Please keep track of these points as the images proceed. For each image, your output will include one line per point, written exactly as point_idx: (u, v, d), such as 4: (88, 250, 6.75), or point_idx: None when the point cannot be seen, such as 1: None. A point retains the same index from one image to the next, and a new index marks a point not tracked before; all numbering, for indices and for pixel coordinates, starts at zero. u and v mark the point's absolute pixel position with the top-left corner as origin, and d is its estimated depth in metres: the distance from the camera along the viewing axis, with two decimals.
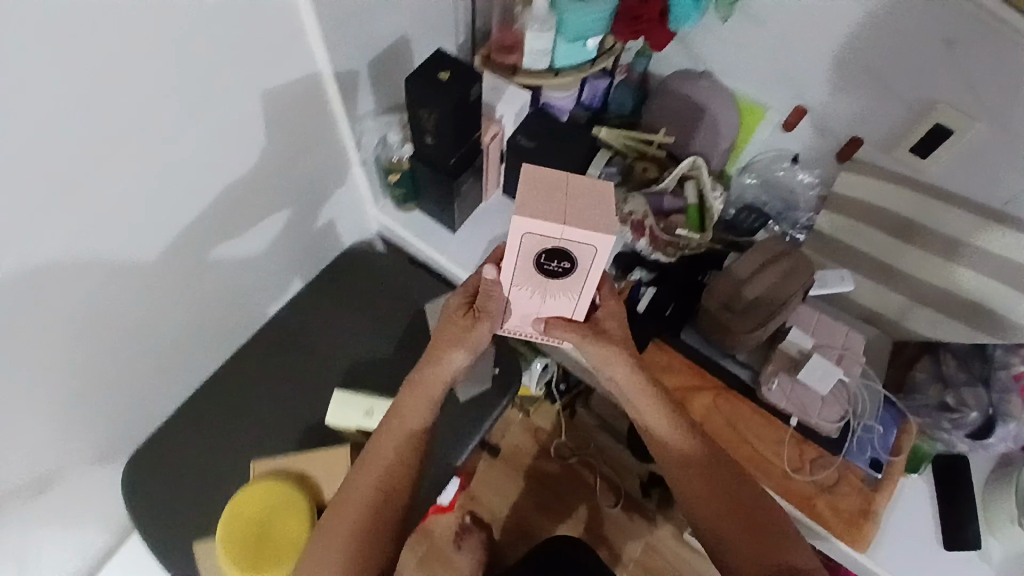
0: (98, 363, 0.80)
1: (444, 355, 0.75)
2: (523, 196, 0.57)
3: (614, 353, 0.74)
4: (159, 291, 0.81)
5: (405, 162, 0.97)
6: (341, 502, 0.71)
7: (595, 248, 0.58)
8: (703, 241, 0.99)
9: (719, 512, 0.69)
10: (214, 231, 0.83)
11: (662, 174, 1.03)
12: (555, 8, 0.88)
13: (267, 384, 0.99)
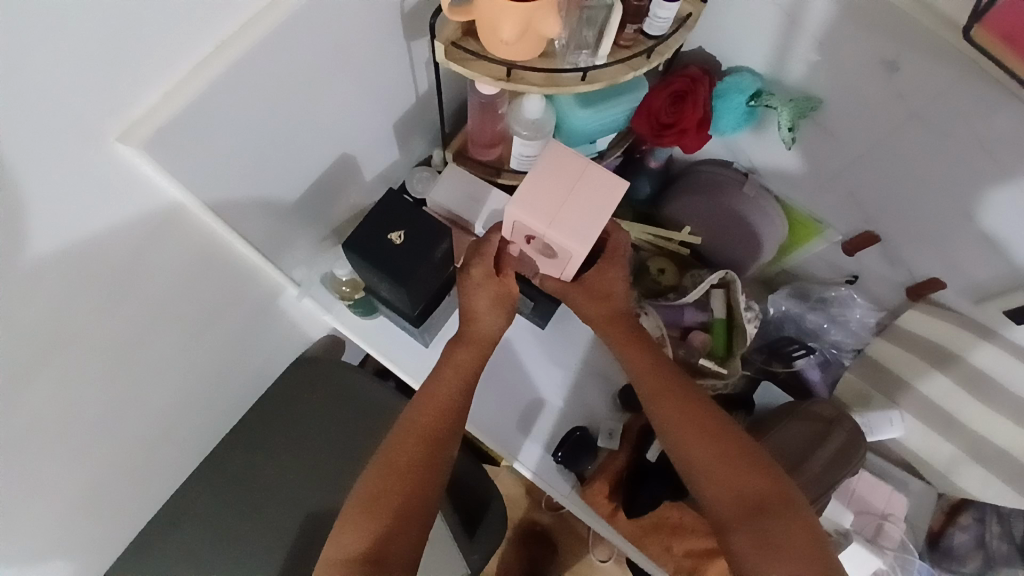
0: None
1: (478, 314, 0.68)
2: (524, 185, 0.61)
3: (599, 313, 0.69)
4: (56, 493, 0.66)
5: (359, 291, 0.75)
6: (392, 442, 0.62)
7: (570, 253, 0.61)
8: (728, 381, 0.79)
9: (688, 430, 0.61)
10: (107, 420, 0.65)
11: (683, 282, 0.83)
12: (554, 108, 0.64)
13: (209, 529, 0.85)
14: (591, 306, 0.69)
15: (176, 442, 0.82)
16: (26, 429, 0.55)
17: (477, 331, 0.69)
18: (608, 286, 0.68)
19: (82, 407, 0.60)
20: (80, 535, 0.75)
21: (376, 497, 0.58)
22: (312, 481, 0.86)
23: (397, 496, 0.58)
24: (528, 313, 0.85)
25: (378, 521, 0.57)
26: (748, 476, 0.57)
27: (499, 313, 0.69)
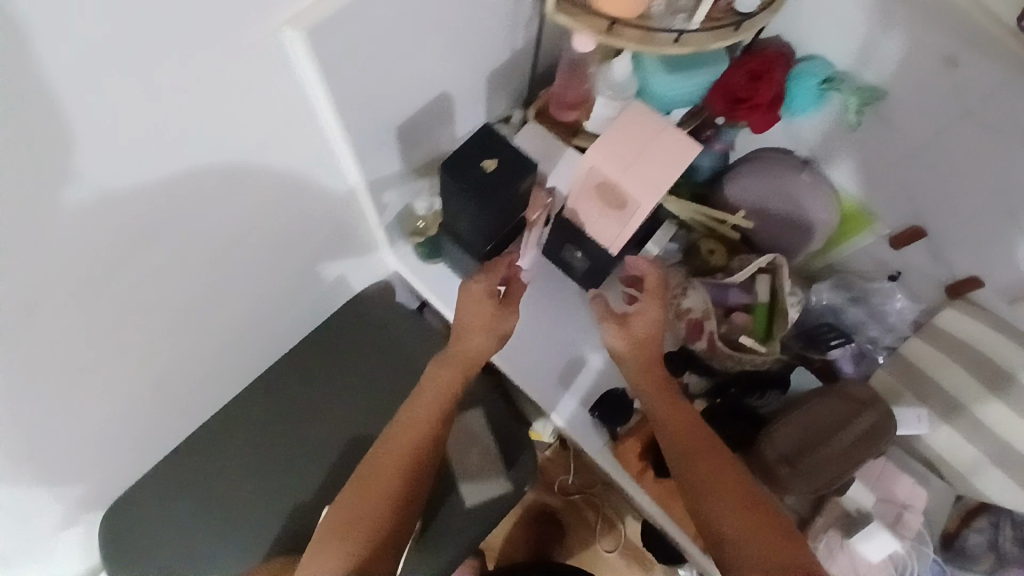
0: (66, 440, 0.71)
1: (469, 331, 0.75)
2: (607, 135, 0.66)
3: (632, 348, 0.77)
4: (132, 370, 0.70)
5: (433, 229, 0.82)
6: (368, 473, 0.69)
7: (637, 204, 0.66)
8: (767, 356, 0.83)
9: (710, 486, 0.66)
10: (193, 308, 0.69)
11: (731, 263, 0.87)
12: (640, 75, 0.70)
13: (254, 446, 0.89)
14: (629, 351, 0.77)
15: (234, 354, 0.86)
16: (136, 298, 0.60)
17: (466, 346, 0.75)
18: (642, 327, 0.77)
19: (181, 288, 0.65)
20: (130, 423, 0.80)
21: (352, 519, 0.66)
22: (353, 415, 0.90)
23: (371, 521, 0.66)
24: (579, 278, 0.88)
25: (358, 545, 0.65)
26: (765, 535, 0.62)
27: (490, 332, 0.74)
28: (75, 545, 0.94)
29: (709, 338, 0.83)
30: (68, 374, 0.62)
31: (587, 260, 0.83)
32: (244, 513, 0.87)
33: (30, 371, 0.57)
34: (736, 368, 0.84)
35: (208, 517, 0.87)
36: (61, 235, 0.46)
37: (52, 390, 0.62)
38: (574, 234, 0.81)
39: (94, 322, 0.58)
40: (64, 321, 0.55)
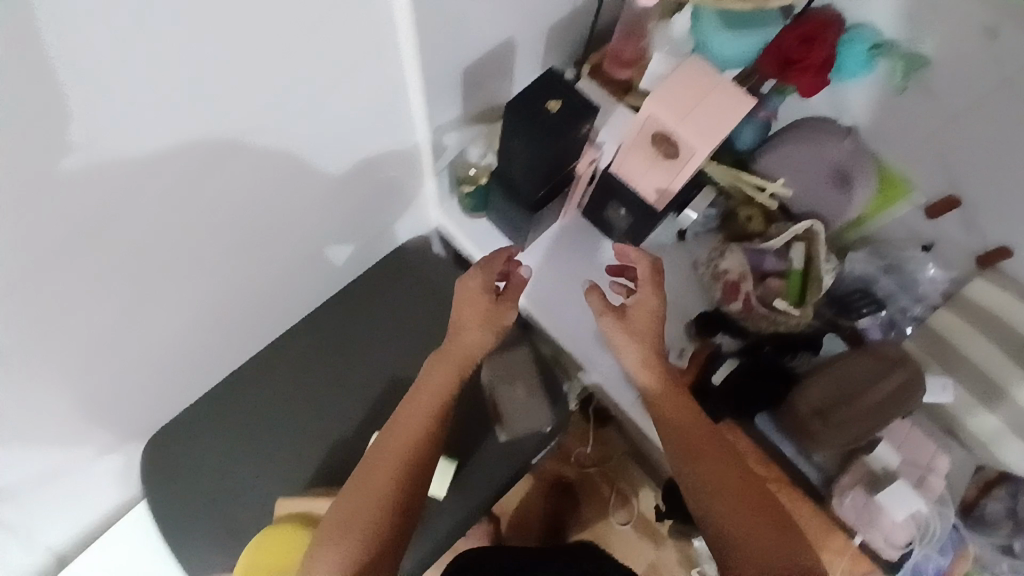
0: (123, 358, 0.73)
1: (466, 326, 0.76)
2: (665, 85, 0.69)
3: (632, 339, 0.78)
4: (193, 290, 0.72)
5: (484, 178, 0.84)
6: (372, 465, 0.68)
7: (693, 151, 0.69)
8: (801, 320, 0.85)
9: (719, 495, 0.69)
10: (256, 234, 0.72)
11: (769, 229, 0.88)
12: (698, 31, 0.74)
13: (295, 386, 0.91)
14: (635, 345, 0.78)
15: (281, 293, 0.88)
16: (210, 215, 0.62)
17: (462, 341, 0.76)
18: (644, 320, 0.78)
19: (251, 212, 0.67)
20: (180, 353, 0.82)
21: (354, 521, 0.64)
22: (390, 361, 0.93)
23: (377, 523, 0.65)
24: (620, 237, 0.90)
25: (367, 537, 0.64)
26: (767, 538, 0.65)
27: (486, 325, 0.76)
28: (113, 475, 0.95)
29: (744, 300, 0.86)
30: (142, 286, 0.65)
31: (630, 218, 0.85)
32: (285, 448, 0.90)
33: (108, 284, 0.60)
34: (770, 329, 0.87)
35: (249, 451, 0.89)
36: (162, 137, 0.49)
37: (124, 299, 0.64)
38: (618, 191, 0.82)
39: (172, 232, 0.60)
40: (147, 226, 0.57)
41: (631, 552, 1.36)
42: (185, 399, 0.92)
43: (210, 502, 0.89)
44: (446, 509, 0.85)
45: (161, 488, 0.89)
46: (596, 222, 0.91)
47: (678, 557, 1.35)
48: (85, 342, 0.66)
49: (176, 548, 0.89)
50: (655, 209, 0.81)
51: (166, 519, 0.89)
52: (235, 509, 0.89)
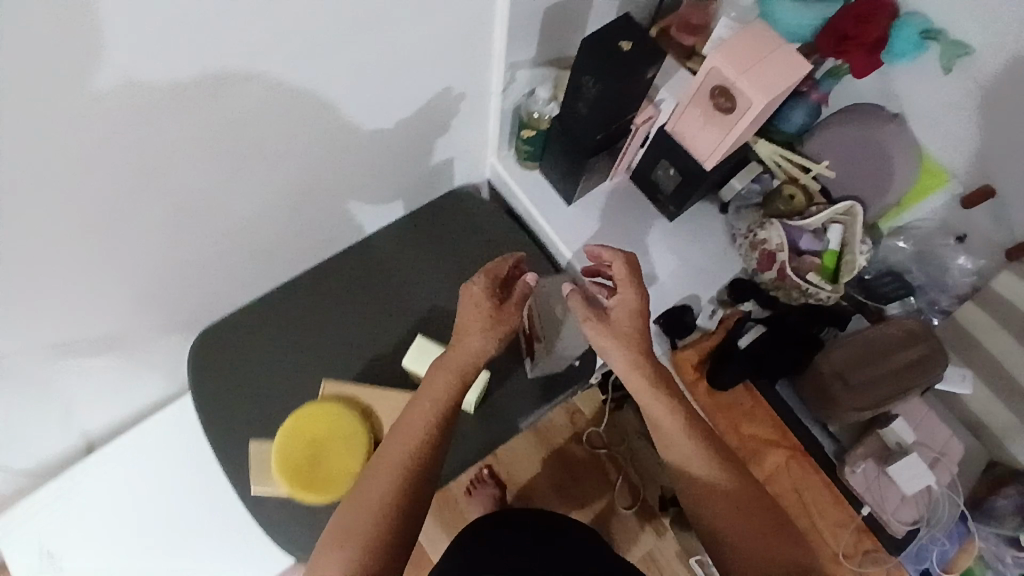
0: (190, 227, 0.77)
1: (464, 335, 0.72)
2: (731, 41, 0.74)
3: (627, 347, 0.72)
4: (263, 168, 0.76)
5: (545, 122, 0.88)
6: (369, 481, 0.66)
7: (750, 103, 0.74)
8: (830, 294, 0.87)
9: (757, 533, 0.64)
10: (330, 124, 0.76)
11: (810, 207, 0.90)
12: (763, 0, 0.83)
13: (340, 304, 0.94)
14: (618, 347, 0.73)
15: (338, 207, 0.92)
16: (296, 80, 0.66)
17: (464, 348, 0.71)
18: (638, 329, 0.74)
19: (331, 93, 0.71)
20: (238, 244, 0.86)
21: (357, 535, 0.63)
22: (433, 292, 0.96)
23: (377, 534, 0.63)
24: (664, 201, 0.93)
25: (363, 559, 0.62)
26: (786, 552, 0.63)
27: (487, 333, 0.71)
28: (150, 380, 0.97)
29: (779, 269, 0.87)
30: (223, 145, 0.68)
31: (679, 177, 0.88)
32: (323, 360, 0.92)
33: (209, 120, 0.64)
34: (799, 301, 0.89)
35: (285, 359, 0.92)
36: None
37: (206, 156, 0.68)
38: (672, 149, 0.86)
39: (260, 87, 0.64)
40: (242, 69, 0.61)
41: (631, 538, 1.36)
42: (233, 305, 0.95)
43: (243, 403, 0.90)
44: (471, 434, 0.89)
45: (203, 386, 0.90)
46: (643, 186, 0.94)
47: (676, 548, 1.35)
48: (162, 193, 0.69)
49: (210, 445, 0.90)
50: (704, 168, 0.86)
51: (205, 417, 0.90)
52: (271, 414, 0.90)
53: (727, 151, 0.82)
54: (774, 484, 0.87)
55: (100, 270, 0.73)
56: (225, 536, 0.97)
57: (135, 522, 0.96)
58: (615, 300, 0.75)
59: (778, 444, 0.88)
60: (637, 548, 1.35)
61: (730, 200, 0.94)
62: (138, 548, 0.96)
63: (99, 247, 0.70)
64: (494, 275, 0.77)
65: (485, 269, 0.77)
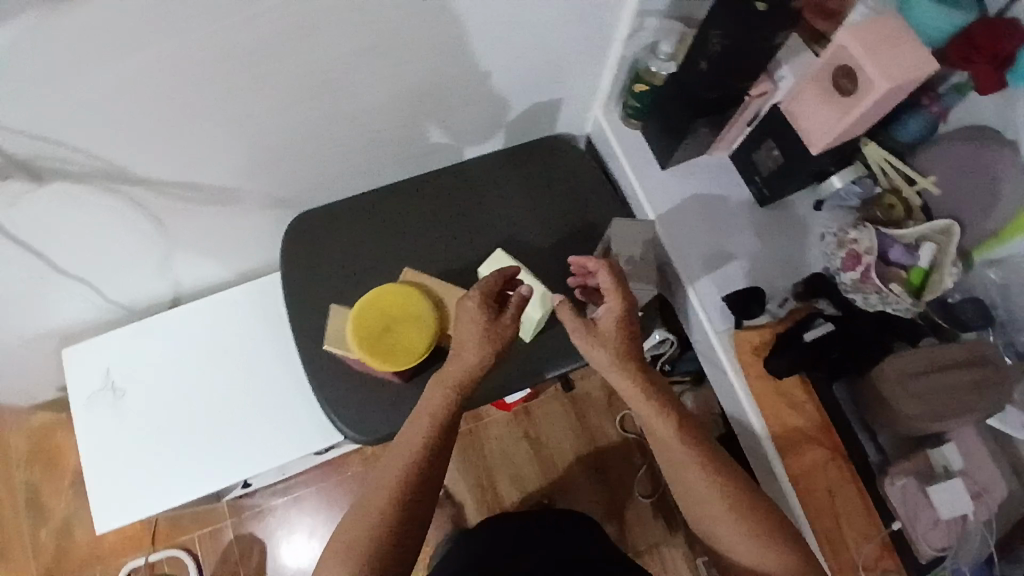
0: (311, 104, 0.80)
1: (462, 352, 0.75)
2: (866, 24, 0.75)
3: (619, 359, 0.75)
4: (390, 61, 0.79)
5: (661, 79, 0.89)
6: (369, 496, 0.73)
7: (873, 87, 0.74)
8: (909, 307, 0.85)
9: (763, 552, 0.73)
10: (461, 29, 0.78)
11: (907, 221, 0.90)
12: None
13: (428, 218, 0.98)
14: (603, 354, 0.75)
15: (444, 124, 0.94)
16: None
17: (463, 362, 0.75)
18: (627, 344, 0.75)
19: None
20: (347, 136, 0.89)
21: (377, 528, 0.71)
22: (512, 227, 0.98)
23: (391, 524, 0.71)
24: (759, 182, 0.93)
25: (388, 538, 0.71)
26: (772, 552, 0.72)
27: (482, 348, 0.74)
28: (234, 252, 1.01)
29: (863, 270, 0.86)
30: (362, 21, 0.71)
31: (780, 159, 0.89)
32: (399, 265, 0.96)
33: None
34: (876, 308, 0.86)
35: (363, 256, 0.96)
36: None
37: (348, 29, 0.71)
38: (781, 128, 0.86)
39: None
40: None
41: (641, 526, 1.31)
42: (325, 197, 0.99)
43: (318, 288, 0.94)
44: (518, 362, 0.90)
45: (290, 264, 0.94)
46: (742, 165, 0.94)
47: (685, 551, 1.30)
48: (298, 60, 0.73)
49: (287, 320, 0.94)
50: (808, 153, 0.85)
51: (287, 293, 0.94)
52: (339, 305, 0.93)
53: (832, 142, 0.81)
54: (808, 482, 0.85)
55: (227, 123, 0.77)
56: (282, 411, 0.99)
57: (194, 382, 0.98)
58: (605, 309, 0.76)
59: (820, 442, 0.86)
60: (646, 539, 1.31)
61: (827, 199, 0.94)
62: (198, 401, 0.98)
63: (230, 98, 0.74)
64: (487, 287, 0.76)
65: (474, 286, 0.76)
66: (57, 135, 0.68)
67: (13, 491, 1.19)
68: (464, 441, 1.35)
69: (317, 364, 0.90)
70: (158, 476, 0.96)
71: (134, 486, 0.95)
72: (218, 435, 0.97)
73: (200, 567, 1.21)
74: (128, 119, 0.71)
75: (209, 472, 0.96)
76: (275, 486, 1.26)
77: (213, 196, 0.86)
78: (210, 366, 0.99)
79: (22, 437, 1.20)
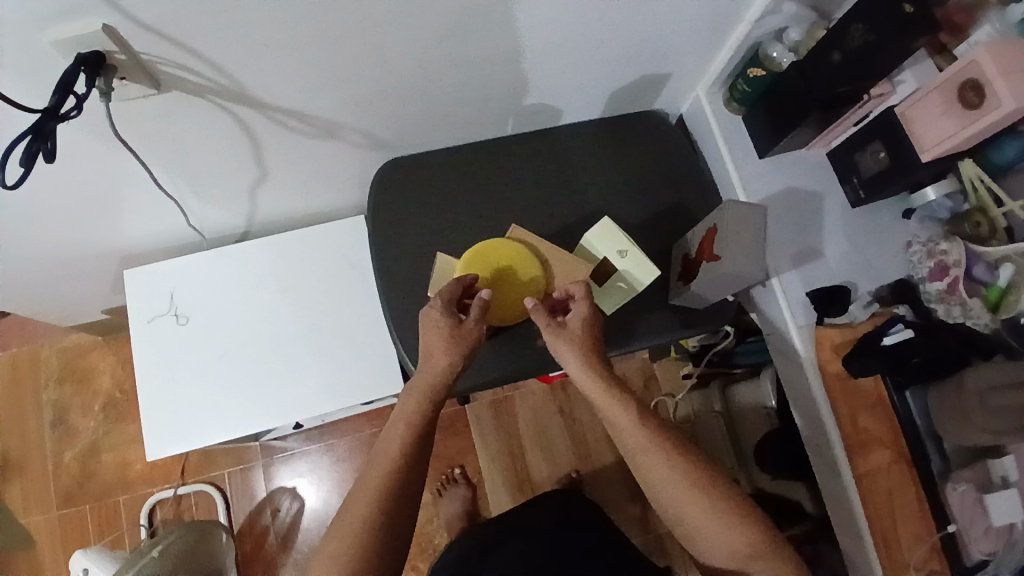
0: (435, 47, 0.76)
1: (432, 356, 0.73)
2: (1006, 39, 0.73)
3: (576, 347, 0.72)
4: (524, 14, 0.75)
5: (782, 67, 0.90)
6: (347, 510, 0.69)
7: (995, 106, 0.74)
8: (987, 324, 0.86)
9: (733, 542, 0.67)
10: None
11: (994, 240, 0.87)
12: None
13: (521, 177, 0.95)
14: (568, 351, 0.73)
15: (553, 86, 0.92)
16: None
17: (431, 369, 0.73)
18: (589, 335, 0.74)
19: None
20: (457, 86, 0.85)
21: (361, 540, 0.66)
22: (599, 196, 0.95)
23: (369, 530, 0.67)
24: (856, 184, 0.94)
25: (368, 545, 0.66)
26: (734, 532, 0.67)
27: (450, 352, 0.73)
28: (316, 190, 0.98)
29: (950, 282, 0.88)
30: None
31: (886, 163, 0.89)
32: (490, 223, 0.93)
33: None
34: (956, 321, 0.88)
35: (454, 208, 0.93)
36: None
37: None
38: (893, 131, 0.86)
39: None
40: None
41: None
42: (419, 145, 0.96)
43: (405, 236, 0.92)
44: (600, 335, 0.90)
45: (380, 208, 0.92)
46: (841, 163, 0.96)
47: None
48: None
49: (372, 265, 0.92)
50: (915, 160, 0.85)
51: (375, 238, 0.92)
52: (427, 255, 0.92)
53: (943, 152, 0.81)
54: (870, 483, 0.88)
55: (350, 54, 0.73)
56: (352, 357, 0.98)
57: (264, 319, 0.98)
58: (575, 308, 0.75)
59: (887, 445, 0.89)
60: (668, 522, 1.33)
61: (918, 209, 0.95)
62: (264, 340, 0.97)
63: (363, 28, 0.69)
64: (450, 294, 0.76)
65: (437, 293, 0.76)
66: (189, 42, 0.64)
67: (40, 408, 1.21)
68: (498, 408, 1.36)
69: (402, 314, 0.89)
70: (214, 407, 0.95)
71: (190, 415, 0.94)
72: (284, 374, 0.96)
73: (227, 504, 1.21)
74: (260, 37, 0.67)
75: (268, 411, 0.95)
76: (311, 431, 1.24)
77: (316, 130, 0.84)
78: (285, 303, 0.98)
79: (54, 355, 1.23)
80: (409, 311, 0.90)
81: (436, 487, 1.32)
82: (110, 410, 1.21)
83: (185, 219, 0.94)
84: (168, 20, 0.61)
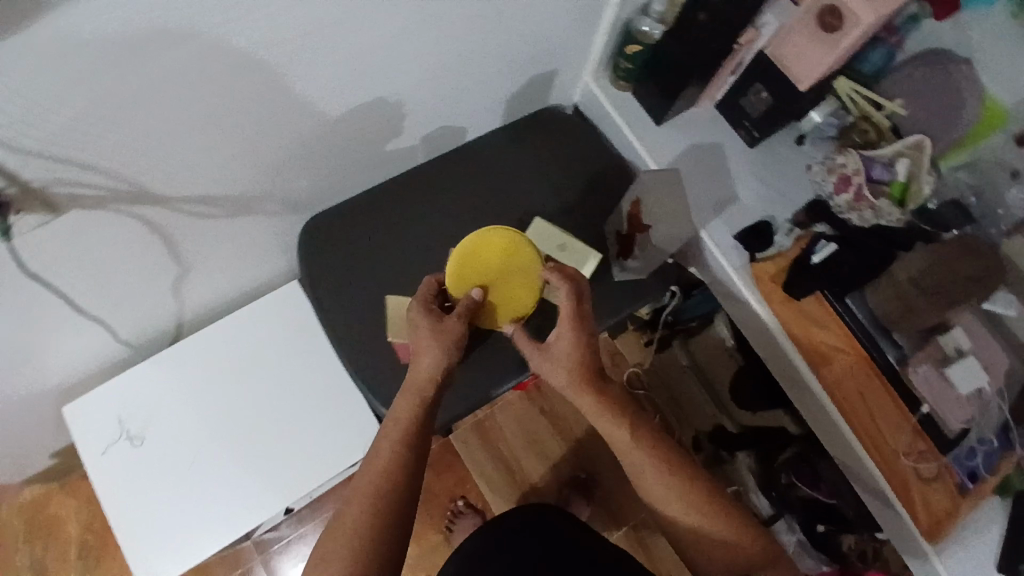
0: (334, 101, 0.77)
1: (419, 354, 0.73)
2: None
3: (560, 369, 0.74)
4: (412, 49, 0.77)
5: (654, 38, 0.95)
6: (341, 510, 0.66)
7: (857, 21, 0.82)
8: (897, 218, 0.93)
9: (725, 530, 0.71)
10: (478, 11, 0.78)
11: (881, 142, 0.97)
12: None
13: (445, 202, 0.96)
14: (557, 376, 0.74)
15: (453, 108, 0.94)
16: None
17: (422, 367, 0.73)
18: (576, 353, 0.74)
19: None
20: (363, 132, 0.86)
21: (360, 530, 0.64)
22: (524, 200, 0.98)
23: (361, 524, 0.64)
24: (749, 126, 1.00)
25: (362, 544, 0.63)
26: (724, 524, 0.71)
27: (437, 350, 0.72)
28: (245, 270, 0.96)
29: (855, 191, 0.94)
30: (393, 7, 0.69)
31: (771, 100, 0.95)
32: (428, 253, 0.94)
33: None
34: (870, 224, 0.94)
35: (389, 249, 0.93)
36: None
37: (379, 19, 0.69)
38: (769, 71, 0.93)
39: None
40: None
41: None
42: (337, 198, 0.95)
43: (349, 288, 0.91)
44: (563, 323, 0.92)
45: (315, 269, 0.91)
46: (731, 110, 1.01)
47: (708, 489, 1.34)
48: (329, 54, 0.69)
49: (322, 326, 0.91)
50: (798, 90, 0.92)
51: (319, 299, 0.91)
52: (375, 301, 0.91)
53: (819, 77, 0.89)
54: (843, 387, 0.93)
55: (254, 128, 0.73)
56: (325, 425, 0.96)
57: (225, 413, 0.94)
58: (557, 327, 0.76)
59: (848, 351, 0.95)
60: None
61: (808, 133, 1.02)
62: (231, 434, 0.93)
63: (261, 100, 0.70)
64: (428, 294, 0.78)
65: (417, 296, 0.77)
66: (84, 157, 0.62)
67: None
68: (482, 430, 1.36)
69: (367, 366, 0.88)
70: (197, 516, 0.91)
71: (174, 533, 0.90)
72: (262, 460, 0.93)
73: None
74: (160, 136, 0.66)
75: (255, 502, 0.92)
76: (302, 512, 1.20)
77: (232, 209, 0.82)
78: (243, 390, 0.95)
79: (9, 518, 1.14)
80: (372, 361, 0.89)
81: (444, 524, 1.30)
82: (86, 555, 1.13)
83: (117, 335, 0.90)
84: (59, 140, 0.59)
